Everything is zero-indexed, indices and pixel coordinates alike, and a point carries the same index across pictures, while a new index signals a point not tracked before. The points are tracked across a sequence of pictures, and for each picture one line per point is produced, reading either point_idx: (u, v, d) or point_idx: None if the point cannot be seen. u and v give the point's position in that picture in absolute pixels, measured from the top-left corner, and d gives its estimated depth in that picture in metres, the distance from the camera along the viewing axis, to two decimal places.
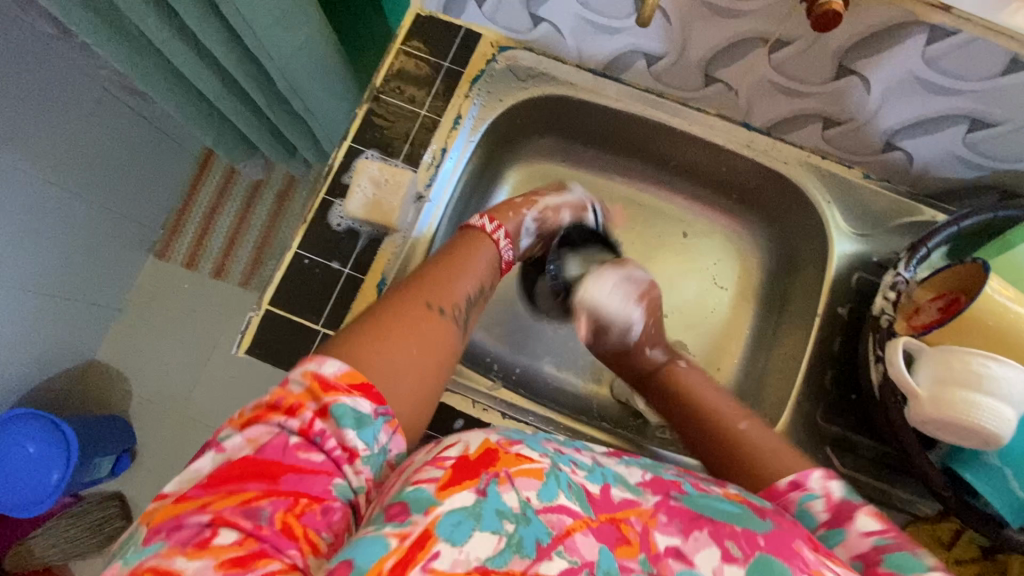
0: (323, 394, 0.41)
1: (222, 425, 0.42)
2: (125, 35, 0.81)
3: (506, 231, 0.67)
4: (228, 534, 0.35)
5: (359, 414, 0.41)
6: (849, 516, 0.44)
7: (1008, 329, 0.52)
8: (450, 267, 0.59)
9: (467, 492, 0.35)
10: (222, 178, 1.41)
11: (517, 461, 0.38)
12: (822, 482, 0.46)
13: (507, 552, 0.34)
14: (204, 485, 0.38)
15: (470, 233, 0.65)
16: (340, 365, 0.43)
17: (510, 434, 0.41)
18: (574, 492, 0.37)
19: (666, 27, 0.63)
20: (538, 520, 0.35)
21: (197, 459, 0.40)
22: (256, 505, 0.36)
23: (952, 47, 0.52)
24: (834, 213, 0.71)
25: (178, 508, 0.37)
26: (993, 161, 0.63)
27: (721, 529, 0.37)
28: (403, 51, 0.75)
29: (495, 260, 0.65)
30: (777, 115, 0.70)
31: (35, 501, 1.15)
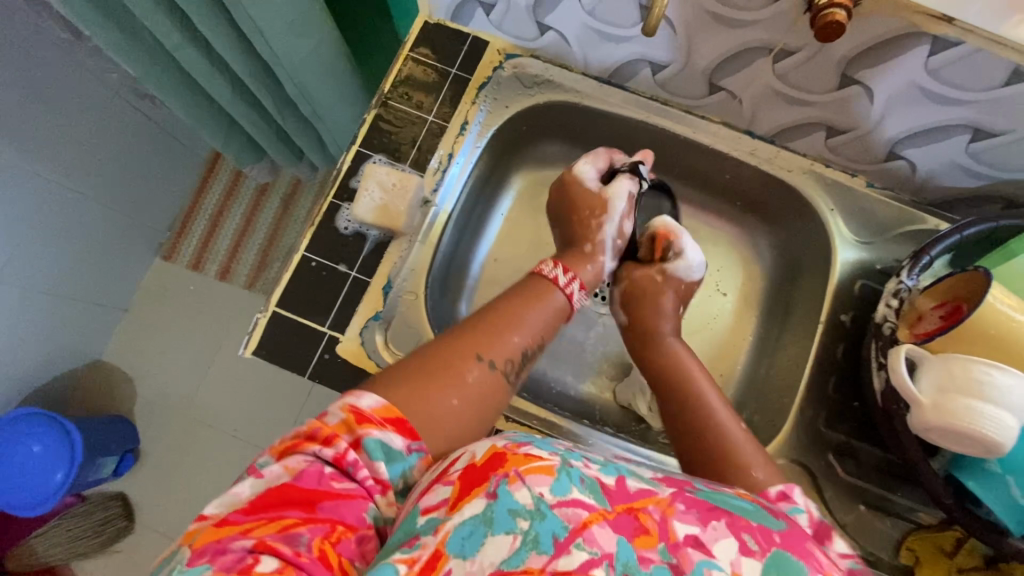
0: (357, 425, 0.42)
1: (259, 453, 0.42)
2: (138, 39, 0.83)
3: (580, 283, 0.63)
4: (269, 561, 0.35)
5: (388, 449, 0.42)
6: (828, 536, 0.43)
7: (1010, 337, 0.52)
8: (506, 321, 0.54)
9: (477, 500, 0.36)
10: (229, 181, 1.42)
11: (527, 459, 0.37)
12: (802, 500, 0.45)
13: (523, 551, 0.34)
14: (244, 511, 0.38)
15: (533, 281, 0.61)
16: (376, 399, 0.44)
17: (518, 436, 0.41)
18: (587, 487, 0.37)
19: (670, 35, 0.63)
20: (554, 515, 0.35)
21: (235, 486, 0.40)
22: (296, 531, 0.37)
23: (954, 58, 0.53)
24: (836, 221, 0.72)
25: (217, 533, 0.37)
26: (995, 170, 0.64)
27: (737, 521, 0.37)
28: (412, 58, 0.76)
29: (561, 314, 0.60)
30: (780, 123, 0.71)
31: (39, 500, 1.16)
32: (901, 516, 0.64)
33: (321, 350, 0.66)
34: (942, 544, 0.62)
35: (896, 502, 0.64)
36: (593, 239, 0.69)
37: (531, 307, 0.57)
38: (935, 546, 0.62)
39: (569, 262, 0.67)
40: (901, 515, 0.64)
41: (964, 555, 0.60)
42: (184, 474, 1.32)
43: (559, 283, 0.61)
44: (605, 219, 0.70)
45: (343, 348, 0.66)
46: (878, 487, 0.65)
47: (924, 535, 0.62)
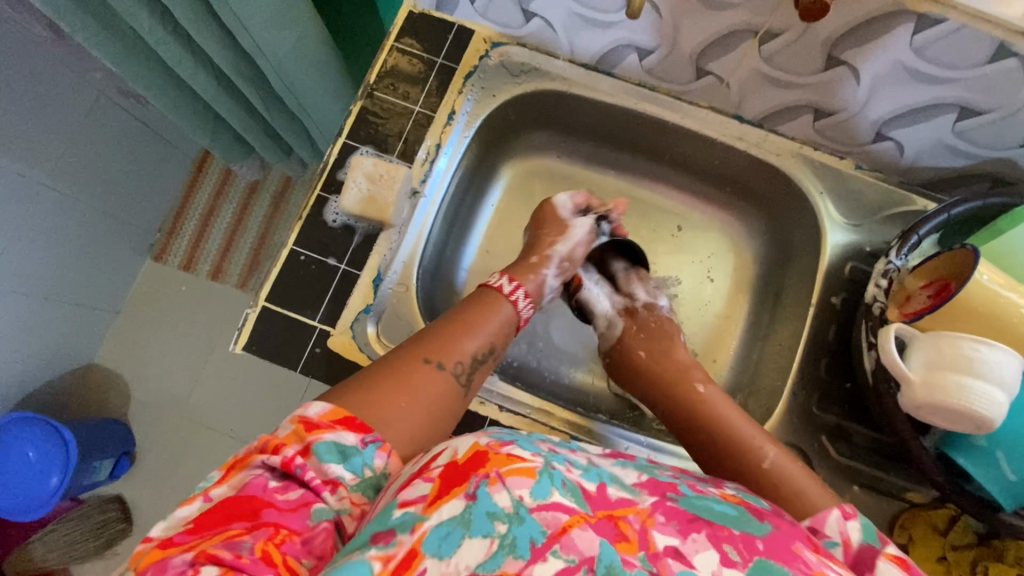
0: (307, 433, 0.42)
1: (210, 473, 0.42)
2: (119, 37, 0.82)
3: (525, 291, 0.65)
4: (209, 570, 0.34)
5: (343, 448, 0.42)
6: (870, 565, 0.40)
7: (999, 313, 0.53)
8: (457, 325, 0.57)
9: (455, 500, 0.36)
10: (219, 180, 1.41)
11: (508, 460, 0.37)
12: (839, 524, 0.45)
13: (500, 554, 0.33)
14: (189, 530, 0.37)
15: (484, 293, 0.63)
16: (324, 405, 0.44)
17: (502, 437, 0.41)
18: (568, 491, 0.37)
19: (656, 20, 0.63)
20: (532, 519, 0.35)
21: (183, 506, 0.40)
22: (238, 539, 0.36)
23: (940, 36, 0.53)
24: (827, 203, 0.72)
25: (161, 552, 0.36)
26: (983, 149, 0.64)
27: (718, 532, 0.36)
28: (397, 49, 0.75)
29: (510, 322, 0.62)
30: (768, 107, 0.70)
31: (35, 505, 1.15)
32: (894, 495, 0.65)
33: (311, 345, 0.66)
34: (935, 522, 0.62)
35: (888, 482, 0.65)
36: (541, 251, 0.71)
37: (479, 313, 0.60)
38: (929, 523, 0.62)
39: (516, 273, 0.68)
40: (894, 495, 0.65)
41: (958, 532, 0.61)
42: (182, 474, 1.32)
43: (504, 291, 0.64)
44: (558, 240, 0.72)
45: (335, 342, 0.66)
46: (871, 468, 0.65)
47: (917, 513, 0.63)
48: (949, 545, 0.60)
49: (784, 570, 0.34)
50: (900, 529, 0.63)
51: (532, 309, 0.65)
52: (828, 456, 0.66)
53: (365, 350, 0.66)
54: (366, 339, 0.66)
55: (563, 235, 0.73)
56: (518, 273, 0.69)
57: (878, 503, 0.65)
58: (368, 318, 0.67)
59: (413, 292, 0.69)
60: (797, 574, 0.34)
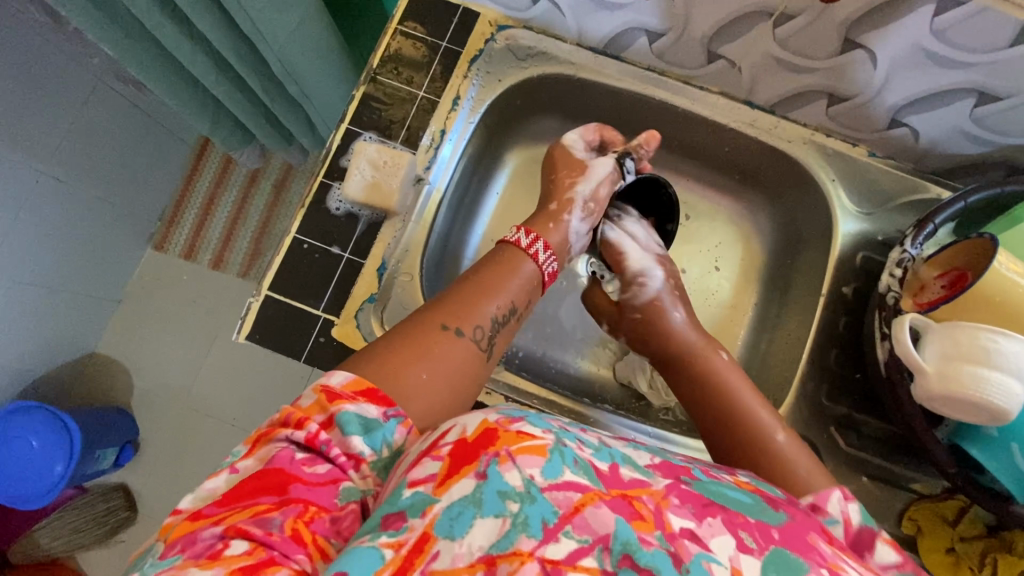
0: (329, 404, 0.42)
1: (236, 446, 0.42)
2: (117, 20, 0.80)
3: (545, 243, 0.63)
4: (240, 544, 0.34)
5: (365, 420, 0.41)
6: (869, 546, 0.41)
7: (1017, 303, 0.52)
8: (475, 288, 0.56)
9: (465, 480, 0.35)
10: (220, 167, 1.40)
11: (518, 438, 0.36)
12: (841, 504, 0.44)
13: (513, 533, 0.33)
14: (216, 502, 0.37)
15: (502, 250, 0.62)
16: (346, 374, 0.43)
17: (512, 412, 0.40)
18: (580, 468, 0.36)
19: (667, 2, 0.61)
20: (544, 499, 0.34)
21: (209, 479, 0.39)
22: (267, 515, 0.36)
23: (961, 18, 0.51)
24: (839, 192, 0.70)
25: (190, 525, 0.36)
26: (1001, 135, 0.62)
27: (734, 518, 0.35)
28: (400, 32, 0.73)
29: (534, 280, 0.61)
30: (781, 92, 0.69)
31: (38, 493, 1.15)
32: (903, 486, 0.64)
33: (315, 334, 0.65)
34: (944, 513, 0.62)
35: (898, 472, 0.64)
36: (560, 197, 0.69)
37: (501, 276, 0.58)
38: (938, 514, 0.62)
39: (534, 227, 0.66)
40: (903, 486, 0.64)
41: (966, 523, 0.61)
42: (185, 463, 1.32)
43: (522, 245, 0.62)
44: (580, 180, 0.70)
45: (338, 331, 0.65)
46: (879, 458, 0.65)
47: (926, 504, 0.63)
48: (958, 536, 0.60)
49: (800, 560, 0.33)
50: (909, 521, 0.62)
51: (556, 263, 0.64)
52: (836, 446, 0.65)
53: (368, 339, 0.65)
54: (371, 328, 0.65)
55: (583, 175, 0.71)
56: (538, 222, 0.67)
57: (887, 494, 0.64)
58: (372, 308, 0.66)
59: (419, 280, 0.68)
60: (814, 564, 0.33)
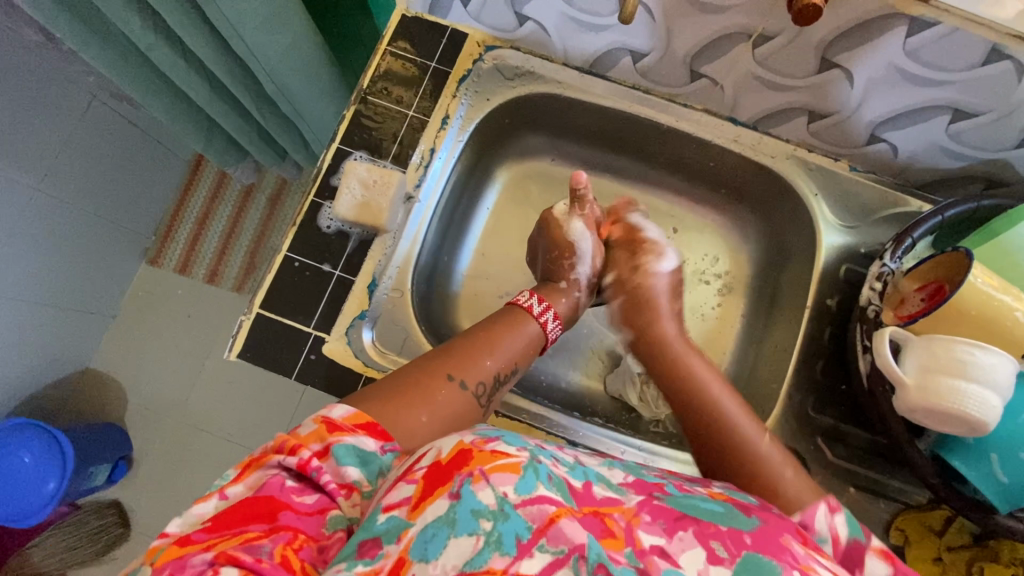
0: (329, 435, 0.42)
1: (225, 474, 0.42)
2: (111, 42, 0.81)
3: (554, 313, 0.66)
4: (229, 570, 0.34)
5: (362, 453, 0.42)
6: (859, 563, 0.39)
7: (994, 316, 0.53)
8: (482, 344, 0.58)
9: (440, 499, 0.35)
10: (214, 183, 1.41)
11: (492, 458, 0.37)
12: (827, 519, 0.42)
13: (485, 551, 0.33)
14: (206, 528, 0.37)
15: (512, 311, 0.64)
16: (347, 408, 0.45)
17: (488, 433, 0.41)
18: (553, 484, 0.36)
19: (650, 23, 0.63)
20: (517, 515, 0.34)
21: (199, 505, 0.40)
22: (256, 542, 0.36)
23: (932, 39, 0.52)
24: (822, 205, 0.72)
25: (179, 549, 0.36)
26: (976, 150, 0.63)
27: (705, 530, 0.36)
28: (390, 52, 0.75)
29: (536, 341, 0.64)
30: (762, 109, 0.70)
31: (30, 512, 1.14)
32: (892, 497, 0.65)
33: (307, 351, 0.66)
34: (930, 523, 0.63)
35: (884, 483, 0.65)
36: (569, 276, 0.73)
37: (506, 330, 0.61)
38: (924, 524, 0.63)
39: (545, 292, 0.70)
40: (892, 496, 0.65)
41: (952, 533, 0.62)
42: (179, 478, 1.31)
43: (533, 311, 0.65)
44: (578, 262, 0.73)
45: (329, 348, 0.66)
46: (866, 469, 0.65)
47: (913, 515, 0.63)
48: (945, 546, 0.61)
49: (773, 565, 0.34)
50: (896, 532, 0.63)
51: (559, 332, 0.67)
52: (823, 457, 0.66)
53: (360, 356, 0.66)
54: (362, 346, 0.66)
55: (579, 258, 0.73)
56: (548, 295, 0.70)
57: (874, 504, 0.65)
58: (363, 324, 0.67)
59: (409, 297, 0.69)
60: (786, 568, 0.34)
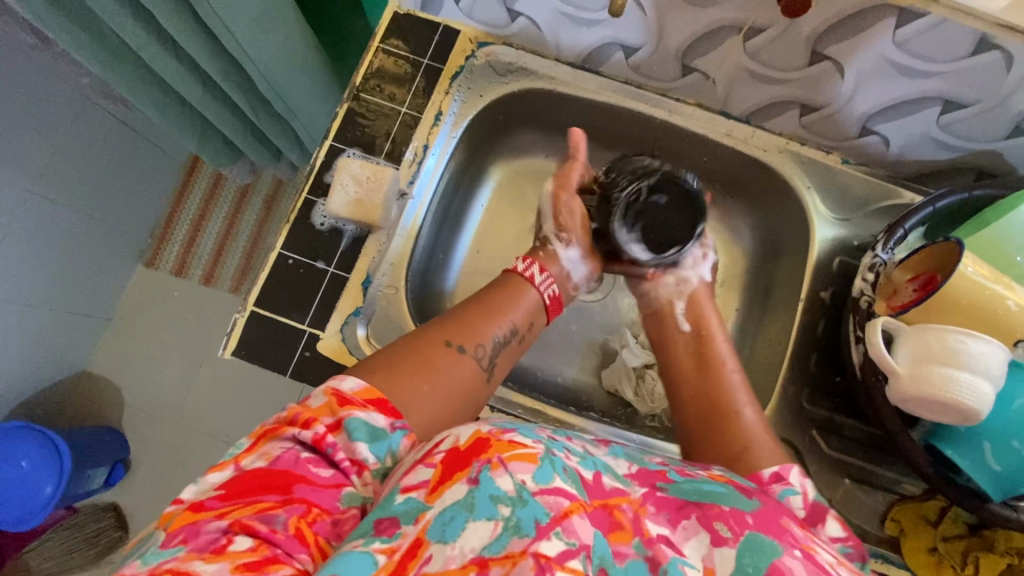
0: (341, 407, 0.42)
1: (238, 443, 0.42)
2: (104, 42, 0.81)
3: (540, 266, 0.67)
4: (243, 540, 0.35)
5: (373, 428, 0.42)
6: (821, 519, 0.45)
7: (986, 305, 0.53)
8: (478, 310, 0.58)
9: (458, 485, 0.35)
10: (209, 184, 1.41)
11: (510, 446, 0.37)
12: (800, 479, 0.48)
13: (504, 536, 0.33)
14: (219, 497, 0.38)
15: (509, 279, 0.64)
16: (358, 381, 0.44)
17: (503, 424, 0.41)
18: (569, 476, 0.36)
19: (641, 17, 0.63)
20: (536, 501, 0.34)
21: (213, 472, 0.40)
22: (270, 513, 0.36)
23: (922, 30, 0.53)
24: (815, 198, 0.72)
25: (192, 516, 0.37)
26: (968, 141, 0.64)
27: (708, 512, 0.36)
28: (383, 50, 0.75)
29: (533, 303, 0.63)
30: (754, 103, 0.70)
31: (28, 516, 1.14)
32: (885, 487, 0.65)
33: (301, 348, 0.66)
34: (926, 513, 0.62)
35: (878, 473, 0.65)
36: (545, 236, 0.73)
37: (503, 298, 0.61)
38: (920, 514, 0.62)
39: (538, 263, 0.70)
40: (886, 488, 0.65)
41: (947, 523, 0.61)
42: (176, 480, 1.31)
43: (534, 281, 0.65)
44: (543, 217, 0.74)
45: (325, 345, 0.66)
46: (861, 460, 0.66)
47: (907, 505, 0.63)
48: (941, 536, 0.61)
49: (773, 544, 0.34)
50: (892, 523, 0.63)
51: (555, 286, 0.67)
52: (818, 449, 0.66)
53: (354, 353, 0.65)
54: (356, 341, 0.66)
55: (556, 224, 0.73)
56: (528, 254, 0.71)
57: (870, 495, 0.65)
58: (358, 321, 0.67)
59: (404, 293, 0.69)
60: (786, 547, 0.34)
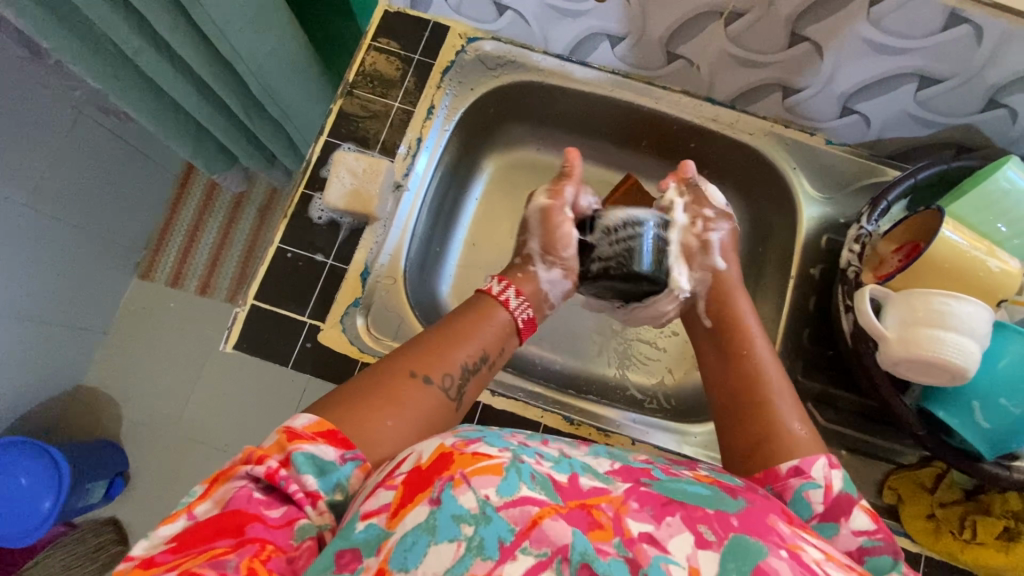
0: (290, 443, 0.42)
1: (191, 491, 0.42)
2: (99, 50, 0.82)
3: (517, 291, 0.64)
4: None
5: (322, 462, 0.42)
6: (845, 512, 0.45)
7: (966, 268, 0.55)
8: (444, 336, 0.56)
9: (419, 507, 0.35)
10: (204, 193, 1.42)
11: (472, 459, 0.37)
12: (825, 470, 0.46)
13: (467, 557, 0.33)
14: (170, 549, 0.38)
15: (480, 301, 0.62)
16: (309, 416, 0.44)
17: (469, 435, 0.41)
18: (537, 483, 0.37)
19: (625, 6, 0.65)
20: (499, 517, 0.35)
21: (165, 524, 0.40)
22: (222, 557, 0.36)
23: (896, 6, 0.55)
24: (801, 179, 0.74)
25: (143, 572, 0.36)
26: (944, 117, 0.66)
27: (693, 513, 0.36)
28: (373, 47, 0.76)
29: (505, 327, 0.61)
30: (738, 87, 0.72)
31: (27, 531, 1.13)
32: (882, 457, 0.66)
33: (302, 340, 0.67)
34: (922, 480, 0.63)
35: (875, 444, 0.67)
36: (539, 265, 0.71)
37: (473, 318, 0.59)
38: (916, 482, 0.64)
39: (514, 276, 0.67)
40: (882, 457, 0.66)
41: (945, 489, 0.62)
42: (176, 491, 1.30)
43: (497, 295, 0.63)
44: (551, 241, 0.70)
45: (325, 336, 0.67)
46: (857, 431, 0.67)
47: (904, 473, 0.65)
48: (937, 502, 0.62)
49: (757, 546, 0.34)
50: (889, 491, 0.64)
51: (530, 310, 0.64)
52: (814, 422, 0.67)
53: (355, 343, 0.66)
54: (356, 332, 0.67)
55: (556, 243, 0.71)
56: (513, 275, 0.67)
57: (868, 466, 0.66)
58: (357, 311, 0.68)
59: (402, 283, 0.71)
60: (773, 548, 0.34)
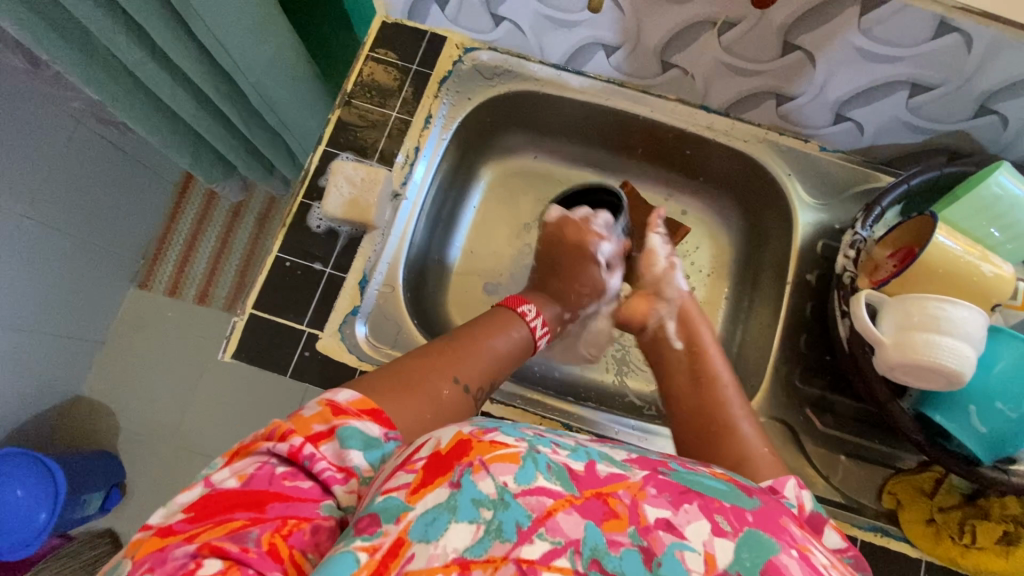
0: (334, 416, 0.42)
1: (214, 461, 0.41)
2: (97, 62, 0.82)
3: (543, 321, 0.68)
4: (213, 563, 0.33)
5: (367, 437, 0.42)
6: (818, 530, 0.42)
7: (961, 273, 0.55)
8: (484, 349, 0.59)
9: (440, 489, 0.35)
10: (202, 202, 1.42)
11: (492, 447, 0.37)
12: (795, 491, 0.45)
13: (486, 539, 0.34)
14: (188, 519, 0.36)
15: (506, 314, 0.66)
16: (352, 393, 0.45)
17: (486, 423, 0.41)
18: (554, 474, 0.36)
19: (619, 17, 0.66)
20: (517, 504, 0.35)
21: (184, 492, 0.39)
22: (244, 530, 0.35)
23: (888, 15, 0.55)
24: (796, 186, 0.75)
25: (160, 541, 0.35)
26: (937, 123, 0.66)
27: (710, 504, 0.36)
28: (372, 58, 0.77)
29: (530, 347, 0.65)
30: (732, 95, 0.73)
31: (23, 544, 1.12)
32: (881, 462, 0.66)
33: (301, 348, 0.67)
34: (921, 485, 0.63)
35: (874, 449, 0.67)
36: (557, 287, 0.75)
37: (506, 334, 0.63)
38: (916, 486, 0.63)
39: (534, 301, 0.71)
40: (882, 462, 0.66)
41: (943, 494, 0.62)
42: None
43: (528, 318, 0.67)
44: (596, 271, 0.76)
45: (324, 344, 0.67)
46: (855, 436, 0.67)
47: (903, 477, 0.64)
48: (936, 507, 0.62)
49: (773, 542, 0.34)
50: (888, 496, 0.64)
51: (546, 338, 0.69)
52: (813, 428, 0.67)
53: (353, 352, 0.67)
54: (355, 341, 0.67)
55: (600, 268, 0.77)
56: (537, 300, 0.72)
57: (867, 470, 0.66)
58: (356, 320, 0.68)
59: (400, 292, 0.71)
60: (785, 545, 0.34)
